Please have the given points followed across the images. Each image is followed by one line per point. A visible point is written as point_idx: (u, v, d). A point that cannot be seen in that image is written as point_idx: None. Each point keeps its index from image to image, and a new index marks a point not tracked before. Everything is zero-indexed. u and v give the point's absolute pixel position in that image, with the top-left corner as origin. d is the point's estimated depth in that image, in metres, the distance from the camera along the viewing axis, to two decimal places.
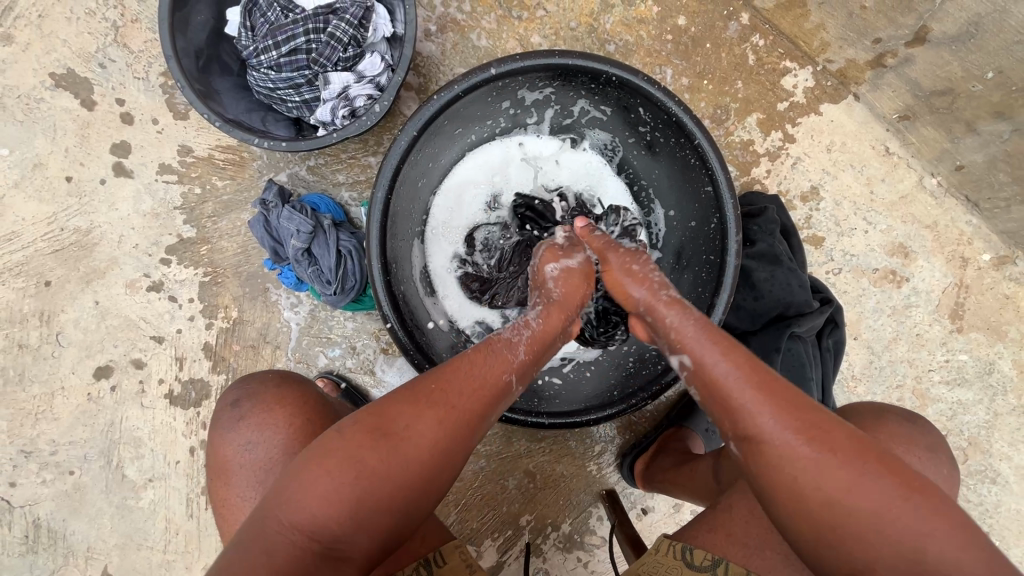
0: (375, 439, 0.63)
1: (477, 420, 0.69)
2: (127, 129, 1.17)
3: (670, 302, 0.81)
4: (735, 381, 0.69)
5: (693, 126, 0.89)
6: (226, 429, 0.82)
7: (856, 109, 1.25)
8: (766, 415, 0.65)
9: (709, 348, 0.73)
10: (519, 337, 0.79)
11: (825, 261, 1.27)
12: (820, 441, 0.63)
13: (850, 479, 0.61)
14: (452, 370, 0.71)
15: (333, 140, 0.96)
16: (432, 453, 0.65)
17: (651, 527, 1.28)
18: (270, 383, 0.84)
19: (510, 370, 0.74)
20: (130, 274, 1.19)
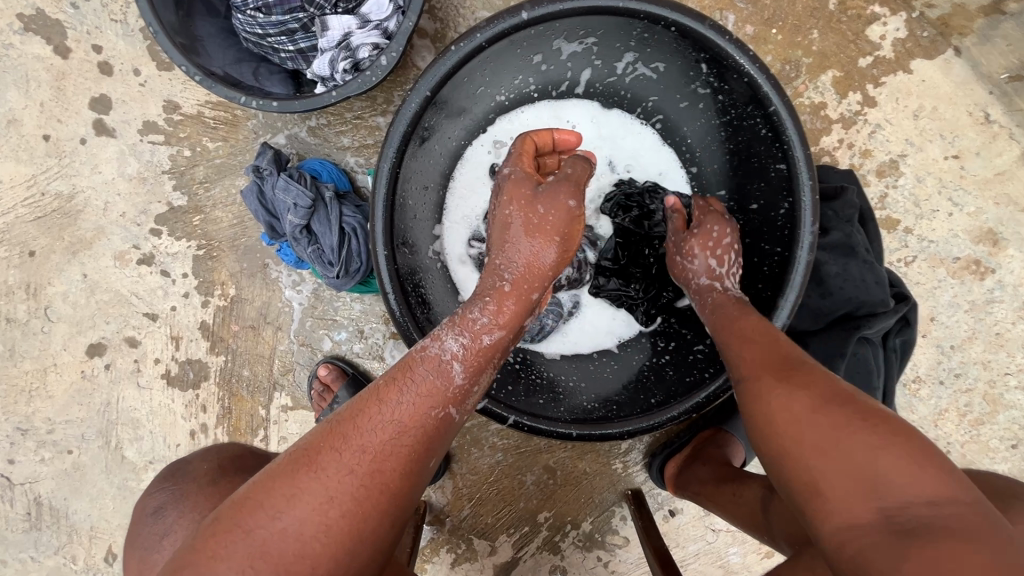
0: (238, 524, 0.50)
1: (395, 487, 0.54)
2: (106, 81, 1.04)
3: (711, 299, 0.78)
4: (744, 339, 0.68)
5: (769, 90, 0.72)
6: (147, 545, 0.73)
7: (955, 67, 1.05)
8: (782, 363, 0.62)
9: (732, 314, 0.73)
10: (450, 350, 0.62)
11: (898, 247, 1.10)
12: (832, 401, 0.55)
13: (861, 436, 0.52)
14: (367, 406, 0.57)
15: (332, 100, 0.81)
16: (321, 544, 0.50)
17: (678, 529, 1.19)
18: (202, 481, 0.77)
19: (441, 403, 0.59)
20: (118, 245, 1.08)
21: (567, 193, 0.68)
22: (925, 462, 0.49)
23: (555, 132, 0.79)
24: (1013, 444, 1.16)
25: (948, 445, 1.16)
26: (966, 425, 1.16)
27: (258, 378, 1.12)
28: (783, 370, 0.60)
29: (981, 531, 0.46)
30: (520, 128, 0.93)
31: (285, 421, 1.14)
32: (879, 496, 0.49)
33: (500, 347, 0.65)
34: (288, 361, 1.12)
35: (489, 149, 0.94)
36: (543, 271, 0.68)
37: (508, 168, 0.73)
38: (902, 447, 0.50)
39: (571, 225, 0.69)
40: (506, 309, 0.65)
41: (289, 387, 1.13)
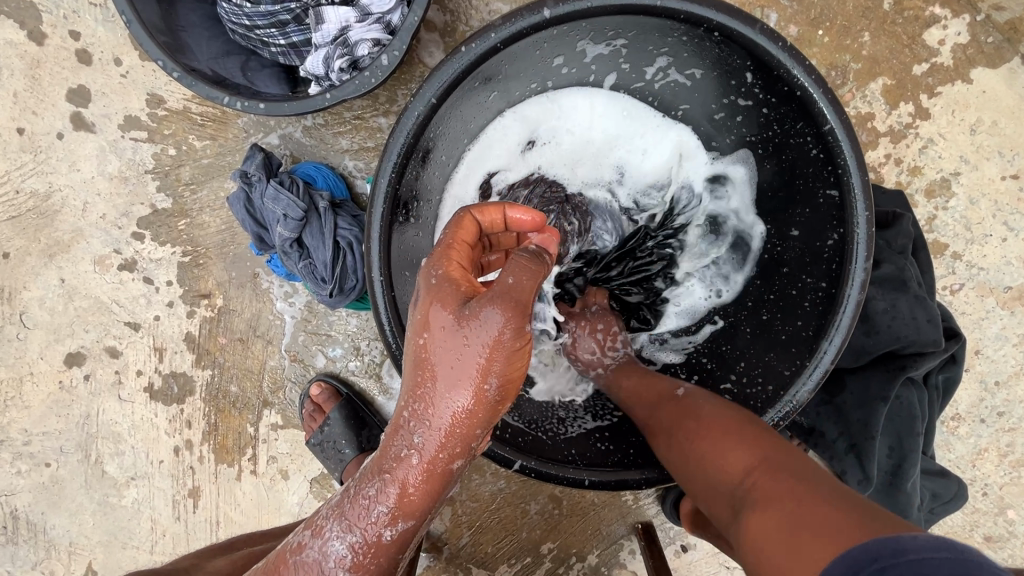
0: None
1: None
2: (84, 71, 0.95)
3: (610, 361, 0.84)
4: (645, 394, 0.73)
5: (825, 105, 0.63)
6: None
7: (1020, 77, 0.94)
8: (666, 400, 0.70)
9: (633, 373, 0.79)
10: (336, 548, 0.50)
11: (944, 274, 1.01)
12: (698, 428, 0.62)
13: (726, 452, 0.57)
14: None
15: (326, 103, 0.73)
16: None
17: (690, 565, 1.12)
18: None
19: None
20: (98, 249, 1.01)
21: (498, 319, 0.48)
22: (776, 471, 0.52)
23: (506, 211, 0.56)
24: None
25: (986, 487, 1.07)
26: (1007, 467, 1.07)
27: (247, 394, 1.05)
28: (666, 407, 0.68)
29: (831, 512, 0.45)
30: (558, 111, 0.84)
31: (275, 440, 1.07)
32: (739, 496, 0.53)
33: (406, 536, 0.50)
34: (279, 377, 1.05)
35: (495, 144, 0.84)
36: (468, 427, 0.50)
37: (430, 269, 0.52)
38: (757, 459, 0.54)
39: (506, 370, 0.50)
40: (410, 495, 0.49)
41: (279, 405, 1.06)
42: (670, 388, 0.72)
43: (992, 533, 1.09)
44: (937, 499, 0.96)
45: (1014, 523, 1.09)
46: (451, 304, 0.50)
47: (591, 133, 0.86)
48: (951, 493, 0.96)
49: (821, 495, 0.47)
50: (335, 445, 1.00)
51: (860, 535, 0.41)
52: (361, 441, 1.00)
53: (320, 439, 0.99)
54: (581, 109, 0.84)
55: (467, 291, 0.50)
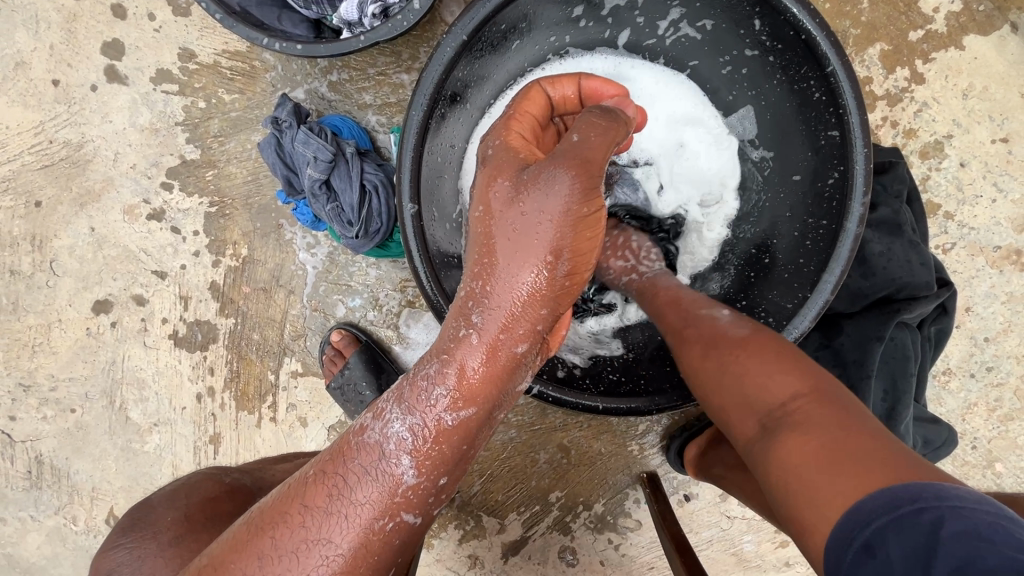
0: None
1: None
2: (119, 25, 0.99)
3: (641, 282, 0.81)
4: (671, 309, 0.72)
5: (827, 47, 0.68)
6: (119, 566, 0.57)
7: (1009, 45, 1.00)
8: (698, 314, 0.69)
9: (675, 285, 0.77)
10: (397, 430, 0.52)
11: (937, 234, 1.06)
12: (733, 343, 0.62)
13: (761, 376, 0.58)
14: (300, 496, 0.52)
15: (360, 46, 0.77)
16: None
17: (692, 515, 1.16)
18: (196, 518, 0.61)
19: (392, 503, 0.51)
20: (128, 199, 1.05)
21: (562, 179, 0.52)
22: (824, 401, 0.53)
23: (581, 79, 0.65)
24: None
25: (975, 440, 1.12)
26: (995, 421, 1.13)
27: (269, 342, 1.09)
28: (696, 324, 0.67)
29: (880, 457, 0.47)
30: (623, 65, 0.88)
31: (294, 388, 1.11)
32: (777, 419, 0.54)
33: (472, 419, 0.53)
34: (300, 326, 1.09)
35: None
36: (534, 303, 0.53)
37: (489, 141, 0.60)
38: (803, 388, 0.55)
39: (563, 214, 0.53)
40: (471, 380, 0.53)
41: (300, 353, 1.10)
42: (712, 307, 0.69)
43: (981, 485, 1.14)
44: (928, 444, 1.01)
45: (1002, 476, 1.14)
46: (510, 173, 0.56)
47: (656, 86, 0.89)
48: (942, 439, 1.01)
49: (866, 439, 0.48)
50: (355, 389, 1.03)
51: (897, 478, 0.44)
52: (379, 386, 1.04)
53: (340, 383, 1.03)
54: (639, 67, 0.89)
55: (525, 157, 0.56)
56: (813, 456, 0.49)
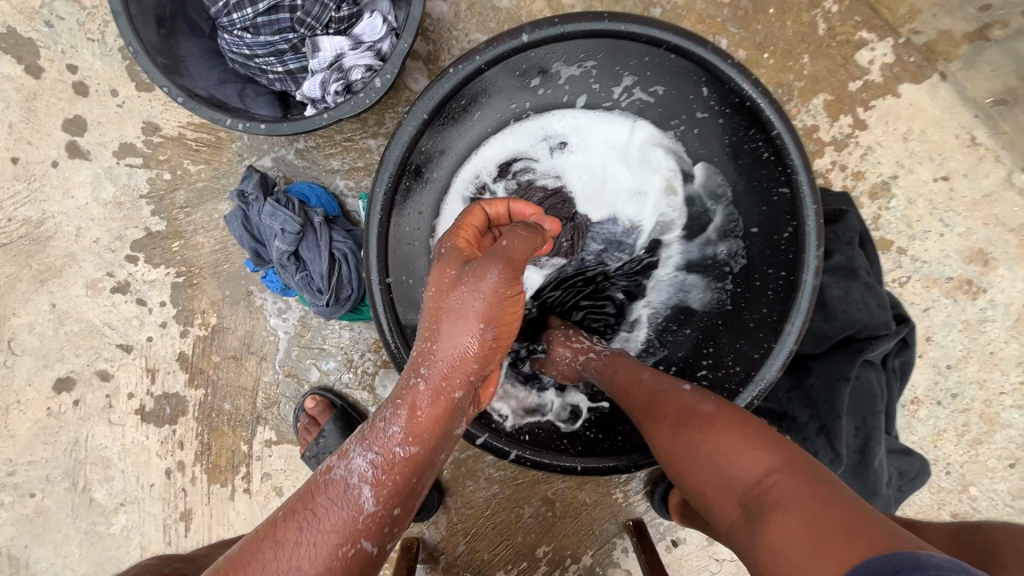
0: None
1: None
2: (80, 101, 0.99)
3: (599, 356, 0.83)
4: (637, 383, 0.74)
5: (772, 113, 0.71)
6: None
7: (941, 91, 1.06)
8: (647, 399, 0.70)
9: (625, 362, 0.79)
10: (360, 464, 0.52)
11: (892, 268, 1.11)
12: (690, 423, 0.63)
13: (723, 450, 0.58)
14: (259, 546, 0.48)
15: (323, 123, 0.79)
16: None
17: (681, 560, 1.15)
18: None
19: (347, 538, 0.49)
20: (91, 273, 1.02)
21: (493, 272, 0.60)
22: (796, 475, 0.53)
23: (509, 202, 0.69)
24: (1011, 463, 1.17)
25: (948, 466, 1.15)
26: (965, 445, 1.16)
27: (241, 411, 1.06)
28: (665, 399, 0.68)
29: (860, 529, 0.45)
30: (581, 115, 0.93)
31: (269, 457, 1.08)
32: (756, 500, 0.54)
33: (422, 446, 0.54)
34: (273, 394, 1.06)
35: (479, 164, 0.94)
36: (468, 361, 0.59)
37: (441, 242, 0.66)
38: (772, 463, 0.55)
39: (494, 299, 0.60)
40: (426, 411, 0.56)
41: (273, 420, 1.07)
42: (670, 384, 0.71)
43: (959, 510, 1.16)
44: (904, 476, 1.03)
45: (977, 499, 1.17)
46: (454, 264, 0.63)
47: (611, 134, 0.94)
48: (916, 470, 1.03)
49: (843, 513, 0.47)
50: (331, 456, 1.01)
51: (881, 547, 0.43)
52: None
53: (316, 451, 1.01)
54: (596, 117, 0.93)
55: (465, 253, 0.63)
56: (788, 504, 0.50)
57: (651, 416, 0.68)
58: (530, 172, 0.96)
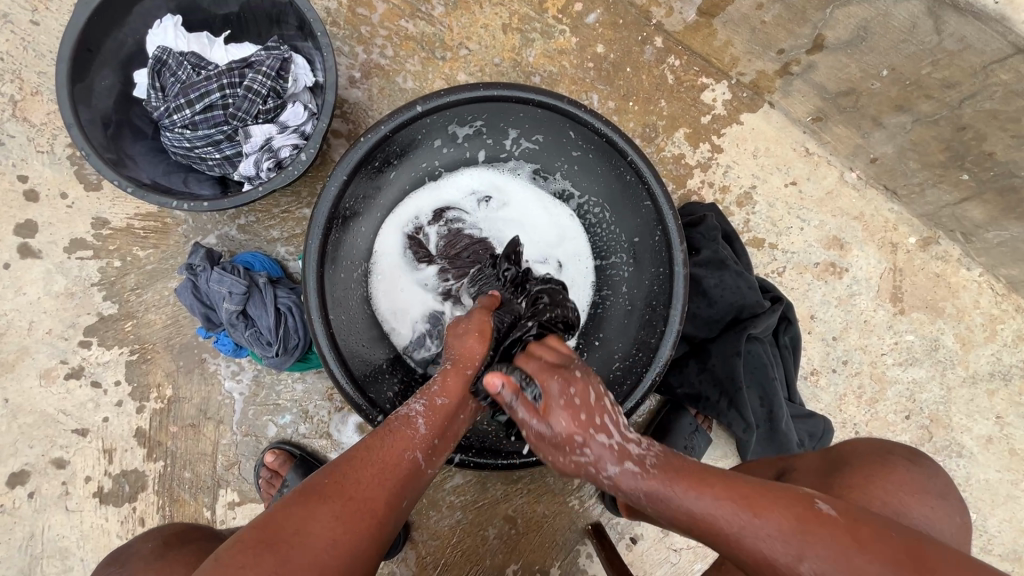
0: (263, 553, 0.56)
1: (380, 514, 0.63)
2: (31, 207, 1.08)
3: (612, 442, 0.61)
4: (726, 517, 0.57)
5: (623, 144, 0.91)
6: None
7: (773, 116, 1.32)
8: (765, 541, 0.55)
9: (679, 489, 0.59)
10: (416, 409, 0.71)
11: (768, 261, 1.31)
12: (831, 554, 0.53)
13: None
14: (352, 458, 0.65)
15: (259, 194, 0.92)
16: (330, 557, 0.58)
17: (643, 556, 1.23)
18: (148, 557, 0.74)
19: (410, 449, 0.67)
20: (44, 363, 1.08)
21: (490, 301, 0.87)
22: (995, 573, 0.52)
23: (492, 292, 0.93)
24: (906, 415, 1.33)
25: (854, 426, 1.31)
26: (865, 405, 1.32)
27: (201, 477, 1.10)
28: (778, 520, 0.56)
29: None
30: (494, 175, 1.12)
31: (233, 519, 1.11)
32: None
33: (453, 404, 0.72)
34: (232, 455, 1.11)
35: (415, 207, 1.09)
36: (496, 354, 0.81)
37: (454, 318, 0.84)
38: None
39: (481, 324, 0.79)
40: (454, 385, 0.73)
41: (235, 482, 1.11)
42: (772, 497, 0.58)
43: None
44: (813, 436, 1.17)
45: None
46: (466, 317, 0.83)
47: (523, 191, 1.13)
48: (822, 429, 1.17)
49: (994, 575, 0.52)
50: None
51: None
52: None
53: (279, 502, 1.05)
54: (506, 175, 1.12)
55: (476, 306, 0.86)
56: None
57: (776, 553, 0.55)
58: (458, 216, 1.11)
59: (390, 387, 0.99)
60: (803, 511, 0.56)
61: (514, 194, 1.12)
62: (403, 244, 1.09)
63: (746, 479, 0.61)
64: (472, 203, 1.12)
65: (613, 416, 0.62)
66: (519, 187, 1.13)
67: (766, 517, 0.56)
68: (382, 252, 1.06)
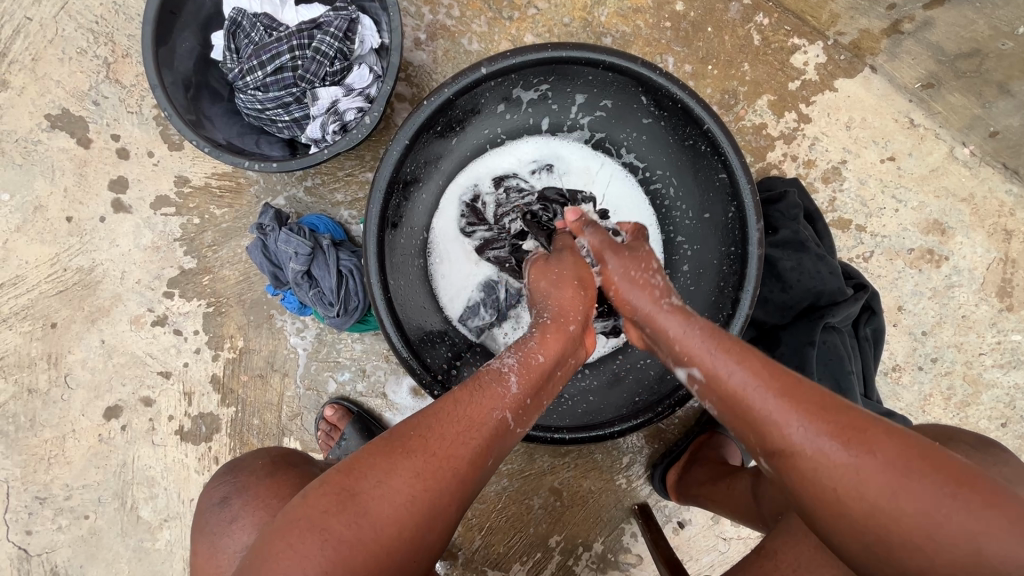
0: (345, 503, 0.57)
1: (464, 472, 0.61)
2: (123, 164, 1.16)
3: (672, 310, 0.75)
4: (752, 389, 0.63)
5: (700, 111, 0.84)
6: (216, 529, 0.78)
7: (874, 82, 1.18)
8: (795, 421, 0.59)
9: (717, 355, 0.67)
10: (509, 366, 0.71)
11: (854, 245, 1.19)
12: (859, 445, 0.57)
13: (894, 486, 0.55)
14: (438, 412, 0.65)
15: (325, 156, 0.93)
16: (411, 512, 0.58)
17: (690, 541, 1.20)
18: (259, 473, 0.81)
19: (500, 407, 0.66)
20: (134, 310, 1.17)
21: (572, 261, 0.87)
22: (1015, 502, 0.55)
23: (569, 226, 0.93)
24: (1002, 423, 1.20)
25: None
26: (953, 408, 1.20)
27: (268, 425, 1.18)
28: (806, 403, 0.61)
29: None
30: (556, 142, 1.07)
31: None
32: (927, 534, 0.54)
33: (550, 363, 0.73)
34: (296, 407, 1.17)
35: (476, 174, 1.07)
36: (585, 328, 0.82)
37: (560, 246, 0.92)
38: (992, 502, 0.54)
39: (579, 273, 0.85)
40: (552, 342, 0.75)
41: (298, 431, 1.18)
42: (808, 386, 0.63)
43: None
44: None
45: None
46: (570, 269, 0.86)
47: (585, 159, 1.07)
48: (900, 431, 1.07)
49: (1011, 499, 0.55)
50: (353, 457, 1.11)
51: None
52: None
53: (337, 453, 1.11)
54: (568, 143, 1.08)
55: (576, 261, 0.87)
56: (1006, 547, 0.52)
57: (796, 435, 0.59)
58: (517, 184, 1.08)
59: (445, 353, 1.01)
60: (840, 409, 0.60)
61: (577, 162, 1.08)
62: (460, 211, 1.07)
63: (785, 371, 0.65)
64: (534, 169, 1.08)
65: (676, 299, 0.77)
66: (582, 155, 1.08)
67: (800, 404, 0.61)
68: (440, 219, 1.06)
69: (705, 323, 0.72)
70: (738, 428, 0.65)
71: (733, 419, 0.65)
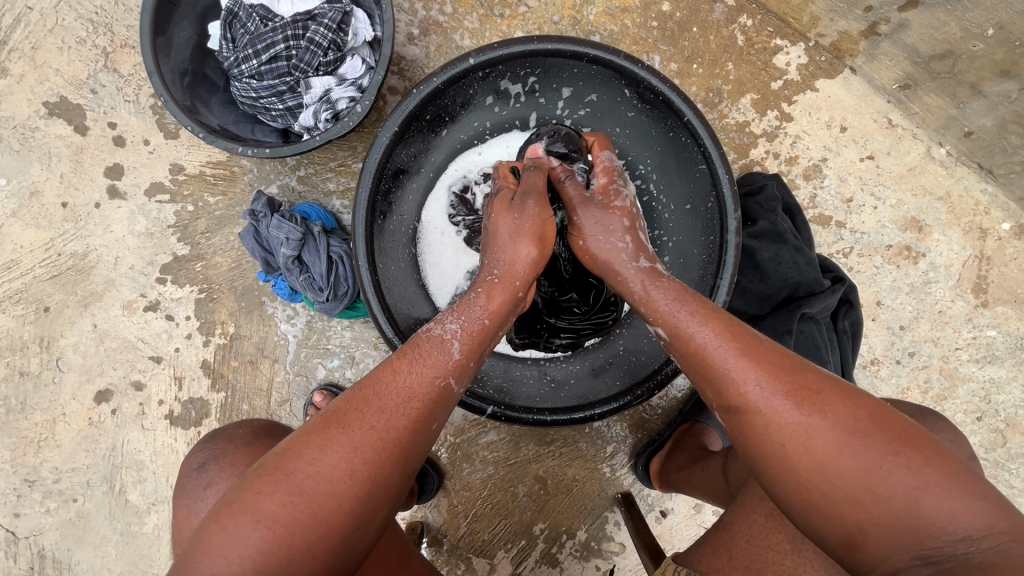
0: (278, 481, 0.60)
1: (402, 442, 0.64)
2: (119, 151, 1.18)
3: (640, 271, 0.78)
4: (714, 346, 0.66)
5: (681, 103, 0.87)
6: (193, 493, 0.82)
7: (853, 83, 1.21)
8: (751, 378, 0.62)
9: (684, 312, 0.70)
10: (451, 330, 0.72)
11: (834, 241, 1.22)
12: (809, 402, 0.60)
13: (837, 444, 0.58)
14: (373, 383, 0.67)
15: (316, 143, 0.95)
16: (348, 487, 0.61)
17: (672, 530, 1.22)
18: (240, 441, 0.85)
19: (442, 373, 0.69)
20: (127, 295, 1.19)
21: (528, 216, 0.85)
22: (958, 468, 0.56)
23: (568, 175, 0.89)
24: (977, 417, 1.23)
25: None
26: (930, 401, 1.22)
27: (257, 411, 1.19)
28: (765, 362, 0.63)
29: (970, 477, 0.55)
30: None
31: None
32: (868, 494, 0.56)
33: (494, 325, 0.75)
34: (285, 392, 1.19)
35: (465, 166, 1.09)
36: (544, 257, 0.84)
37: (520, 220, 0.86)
38: (931, 463, 0.55)
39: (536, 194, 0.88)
40: (496, 297, 0.76)
41: (286, 417, 1.19)
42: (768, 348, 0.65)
43: None
44: None
45: None
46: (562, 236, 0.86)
47: None
48: None
49: (955, 462, 0.56)
50: None
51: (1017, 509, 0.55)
52: None
53: None
54: None
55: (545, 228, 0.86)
56: (949, 504, 0.54)
57: (753, 393, 0.62)
58: None
59: None
60: (795, 371, 0.62)
61: None
62: (449, 202, 1.10)
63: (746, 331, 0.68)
64: None
65: (646, 261, 0.79)
66: None
67: (759, 364, 0.63)
68: (430, 209, 1.09)
69: (672, 283, 0.75)
70: (701, 387, 0.68)
71: (697, 379, 0.68)
